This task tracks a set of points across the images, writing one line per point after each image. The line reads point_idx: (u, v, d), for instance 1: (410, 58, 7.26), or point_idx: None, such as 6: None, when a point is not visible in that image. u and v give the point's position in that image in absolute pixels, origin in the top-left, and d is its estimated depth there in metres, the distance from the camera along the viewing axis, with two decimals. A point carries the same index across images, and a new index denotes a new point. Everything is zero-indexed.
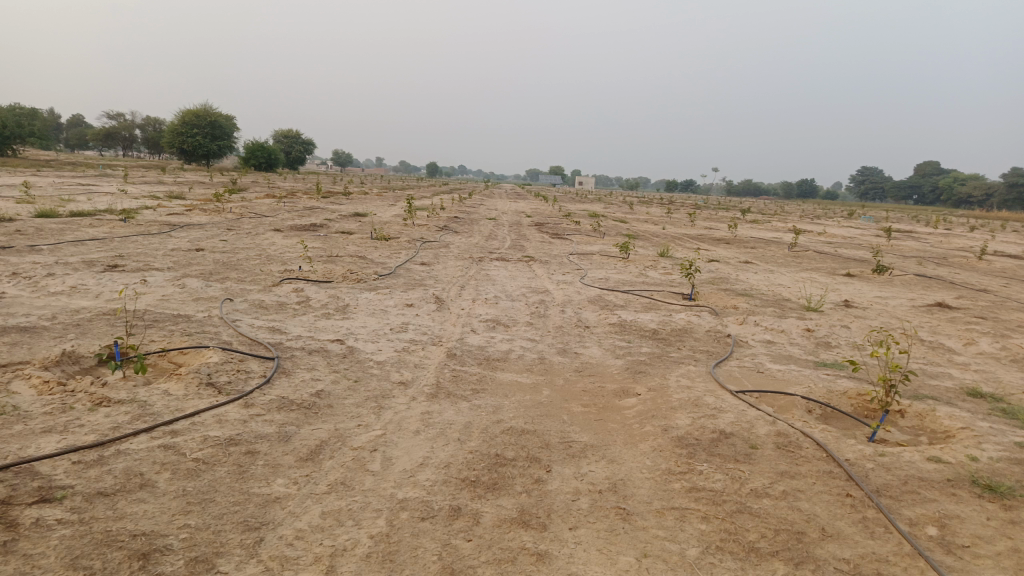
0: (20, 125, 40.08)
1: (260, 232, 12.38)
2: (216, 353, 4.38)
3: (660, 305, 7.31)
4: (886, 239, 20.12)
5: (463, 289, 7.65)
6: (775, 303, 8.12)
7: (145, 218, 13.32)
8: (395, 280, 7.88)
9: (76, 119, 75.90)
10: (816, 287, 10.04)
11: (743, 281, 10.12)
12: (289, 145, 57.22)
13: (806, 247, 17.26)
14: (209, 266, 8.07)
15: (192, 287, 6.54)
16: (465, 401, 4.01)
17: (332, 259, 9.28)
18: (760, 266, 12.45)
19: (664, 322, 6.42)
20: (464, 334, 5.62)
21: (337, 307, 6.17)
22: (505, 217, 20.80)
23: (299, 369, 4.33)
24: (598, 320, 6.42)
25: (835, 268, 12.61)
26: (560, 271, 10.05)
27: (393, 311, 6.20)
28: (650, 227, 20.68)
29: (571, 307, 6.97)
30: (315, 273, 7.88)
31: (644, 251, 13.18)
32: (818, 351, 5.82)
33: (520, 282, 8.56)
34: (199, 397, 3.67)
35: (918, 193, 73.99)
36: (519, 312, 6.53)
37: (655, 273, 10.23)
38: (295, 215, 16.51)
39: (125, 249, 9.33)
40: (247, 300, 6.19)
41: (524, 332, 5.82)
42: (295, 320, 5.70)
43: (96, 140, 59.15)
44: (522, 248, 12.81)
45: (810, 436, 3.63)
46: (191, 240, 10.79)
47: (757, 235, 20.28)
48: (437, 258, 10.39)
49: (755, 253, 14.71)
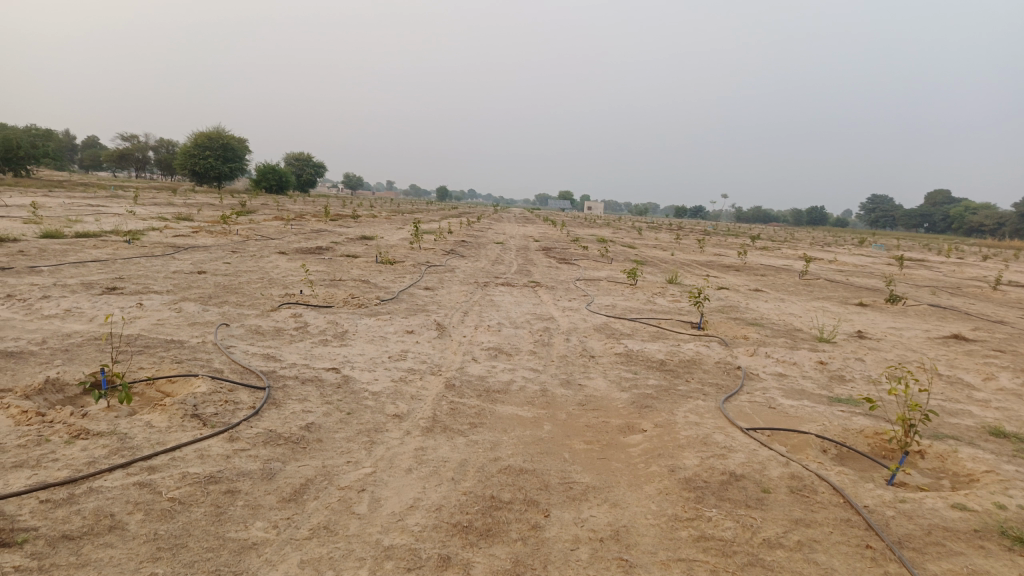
0: (36, 145, 40.52)
1: (265, 255, 12.30)
2: (204, 382, 4.22)
3: (668, 333, 7.13)
4: (898, 268, 19.87)
5: (466, 315, 7.49)
6: (786, 333, 7.92)
7: (150, 240, 13.27)
8: (398, 306, 7.73)
9: (91, 141, 76.79)
10: (828, 317, 9.83)
11: (753, 310, 9.93)
12: (299, 167, 57.60)
13: (817, 274, 17.05)
14: (209, 289, 7.95)
15: (189, 311, 6.41)
16: (462, 436, 3.83)
17: (335, 283, 9.16)
18: (771, 294, 12.25)
19: (672, 352, 6.23)
20: (465, 363, 5.45)
21: (335, 334, 6.02)
22: (512, 241, 20.70)
23: (290, 400, 4.17)
24: (604, 349, 6.24)
25: (847, 297, 12.39)
26: (566, 297, 9.89)
27: (393, 338, 6.05)
28: (659, 253, 20.52)
29: (576, 335, 6.79)
30: (316, 297, 7.75)
31: (652, 278, 13.02)
32: (832, 385, 5.61)
33: (525, 309, 8.39)
34: (182, 430, 3.51)
35: (929, 221, 73.58)
36: (523, 340, 6.36)
37: (663, 301, 10.04)
38: (302, 238, 16.45)
39: (126, 270, 9.24)
40: (244, 326, 6.05)
41: (527, 362, 5.65)
42: (291, 346, 5.55)
43: (110, 161, 59.74)
44: (529, 273, 12.66)
45: (826, 480, 3.43)
46: (194, 262, 10.69)
47: (767, 262, 20.08)
48: (441, 283, 10.26)
49: (765, 281, 14.51)
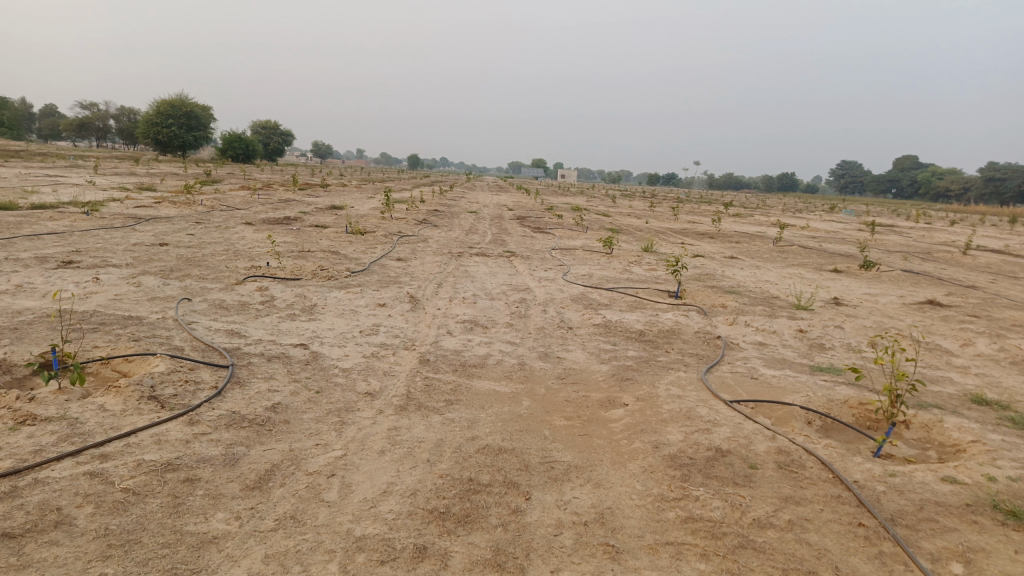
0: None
1: (232, 226, 11.93)
2: (163, 361, 3.99)
3: (646, 303, 7.00)
4: (869, 233, 19.99)
5: (440, 287, 7.29)
6: (764, 301, 7.85)
7: (110, 211, 12.79)
8: (369, 277, 7.50)
9: (49, 110, 74.33)
10: (804, 284, 9.80)
11: (729, 277, 9.86)
12: (266, 136, 56.35)
13: (790, 241, 17.09)
14: (171, 263, 7.64)
15: (149, 285, 6.13)
16: (437, 415, 3.66)
17: (304, 254, 8.88)
18: (746, 262, 12.21)
19: (651, 322, 6.11)
20: (439, 337, 5.27)
21: (304, 307, 5.79)
22: (486, 210, 20.46)
23: (255, 379, 3.96)
24: (582, 320, 6.10)
25: (821, 264, 12.39)
26: (541, 267, 9.72)
27: (364, 311, 5.84)
28: (634, 221, 20.43)
29: (553, 306, 6.64)
30: (284, 270, 7.49)
31: (627, 246, 12.90)
32: (813, 354, 5.54)
33: (500, 279, 8.21)
34: (138, 414, 3.29)
35: (897, 187, 74.47)
36: (498, 312, 6.19)
37: (639, 270, 9.92)
38: (269, 208, 16.02)
39: (84, 244, 8.86)
40: (207, 300, 5.79)
41: (504, 334, 5.49)
42: (257, 322, 5.32)
43: (70, 130, 57.89)
44: (503, 242, 12.45)
45: (813, 454, 3.33)
46: (157, 234, 10.31)
47: (741, 230, 20.07)
48: (414, 254, 10.02)
49: (740, 248, 14.49)
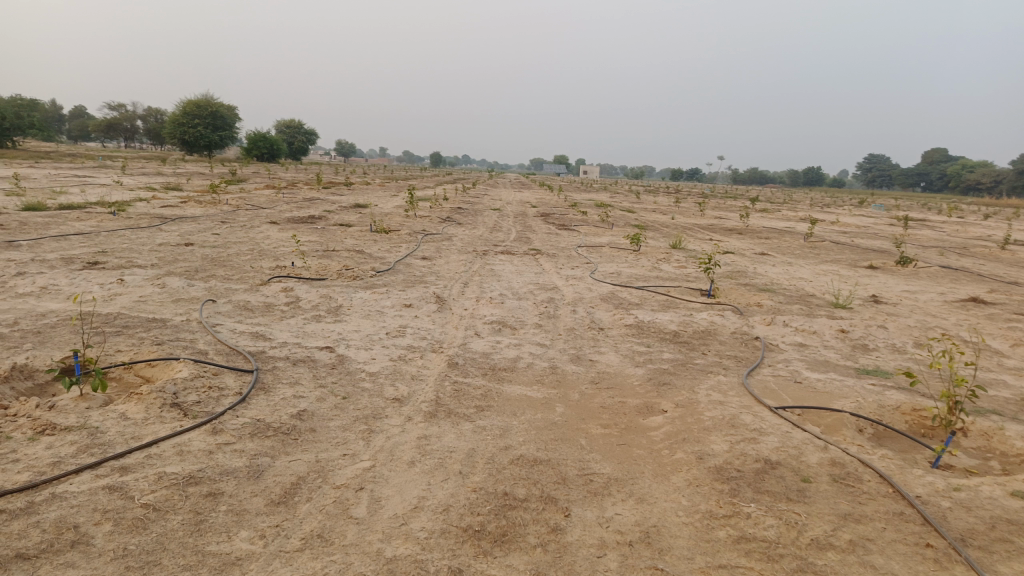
0: (21, 115, 39.64)
1: (256, 225, 11.89)
2: (187, 366, 3.88)
3: (678, 302, 6.80)
4: (902, 228, 19.51)
5: (467, 286, 7.14)
6: (800, 300, 7.59)
7: (137, 211, 12.83)
8: (394, 277, 7.38)
9: (78, 112, 75.52)
10: (839, 281, 9.52)
11: (762, 275, 9.60)
12: (290, 135, 56.73)
13: (822, 236, 16.75)
14: (195, 263, 7.57)
15: (173, 286, 6.05)
16: (468, 422, 3.50)
17: (328, 253, 8.79)
18: (778, 258, 11.92)
19: (685, 323, 5.91)
20: (467, 339, 5.12)
21: (329, 309, 5.67)
22: (510, 207, 20.29)
23: (279, 384, 3.84)
24: (613, 321, 5.91)
25: (856, 260, 12.08)
26: (568, 264, 9.55)
27: (390, 312, 5.71)
28: (660, 217, 20.16)
29: (582, 305, 6.46)
30: (308, 269, 7.39)
31: (655, 243, 12.67)
32: (857, 356, 5.30)
33: (526, 278, 8.05)
34: (160, 422, 3.18)
35: (927, 180, 73.07)
36: (527, 312, 6.02)
37: (668, 267, 9.70)
38: (293, 207, 15.98)
39: (110, 244, 8.85)
40: (231, 302, 5.69)
41: (533, 336, 5.32)
42: (282, 324, 5.20)
43: (98, 131, 58.71)
44: (528, 240, 12.28)
45: (869, 466, 3.12)
46: (182, 234, 10.29)
47: (769, 225, 19.67)
48: (439, 252, 9.89)
49: (770, 244, 14.19)
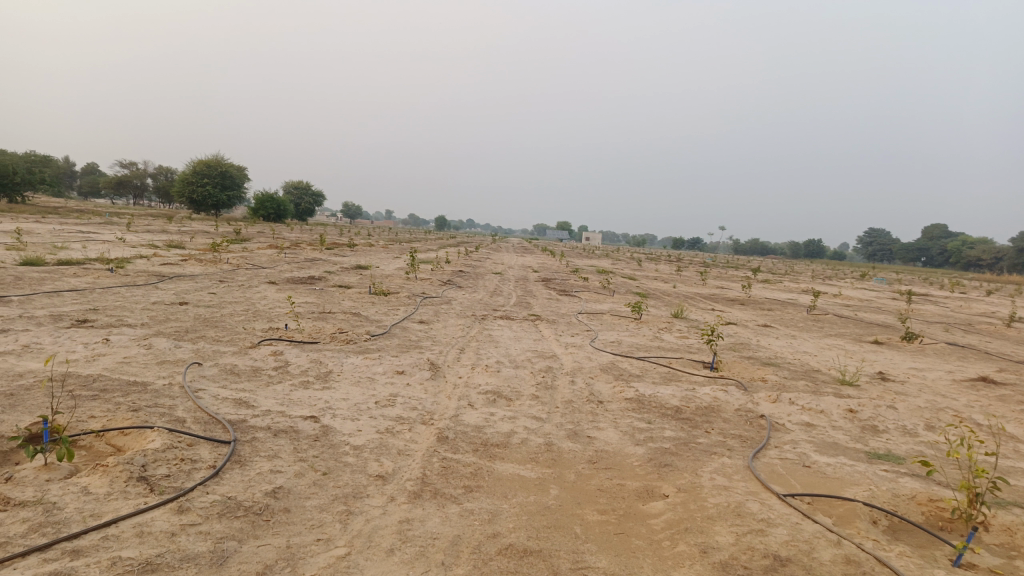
0: (32, 170, 40.22)
1: (254, 285, 11.80)
2: (161, 436, 3.67)
3: (680, 375, 6.60)
4: (906, 302, 19.40)
5: (463, 353, 6.95)
6: (806, 375, 7.38)
7: (136, 268, 12.76)
8: (389, 341, 7.20)
9: (90, 168, 76.84)
10: (844, 356, 9.32)
11: (766, 348, 9.41)
12: (298, 196, 57.50)
13: (825, 309, 16.62)
14: (186, 323, 7.42)
15: (160, 347, 5.88)
16: (455, 505, 3.27)
17: (323, 316, 8.64)
18: (781, 331, 11.75)
19: (687, 397, 5.70)
20: (460, 410, 4.90)
21: (318, 375, 5.47)
22: (511, 272, 20.27)
23: (257, 457, 3.62)
24: (612, 393, 5.70)
25: (860, 335, 11.89)
26: (568, 331, 9.38)
27: (381, 379, 5.51)
28: (662, 285, 20.08)
29: (581, 376, 6.25)
30: (302, 332, 7.23)
31: (657, 312, 12.53)
32: (867, 439, 5.06)
33: (525, 345, 7.86)
34: (124, 498, 2.95)
35: (927, 254, 73.48)
36: (524, 382, 5.81)
37: (670, 337, 9.52)
38: (294, 267, 15.94)
39: (103, 301, 8.72)
40: (218, 365, 5.50)
41: (529, 408, 5.10)
42: (268, 390, 5.00)
43: (108, 188, 59.53)
44: (528, 306, 12.14)
45: (887, 565, 2.88)
46: (177, 292, 10.18)
47: (771, 296, 19.55)
48: (437, 316, 9.74)
49: (773, 316, 14.05)
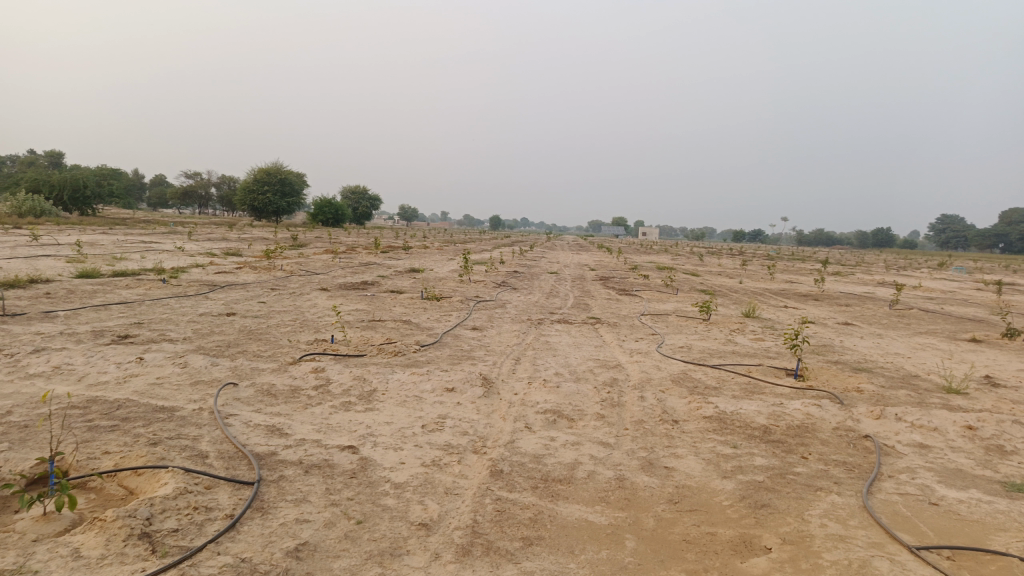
0: (101, 183, 41.56)
1: (305, 292, 11.52)
2: (175, 477, 3.21)
3: (764, 387, 5.90)
4: (996, 292, 18.02)
5: (519, 364, 6.38)
6: (905, 383, 6.56)
7: (188, 278, 12.64)
8: (439, 352, 6.70)
9: (157, 180, 79.50)
10: (943, 358, 8.41)
11: (852, 350, 8.58)
12: (355, 201, 58.09)
13: (908, 302, 15.52)
14: (229, 337, 7.06)
15: (196, 366, 5.49)
16: (511, 565, 2.71)
17: (373, 325, 8.21)
18: (865, 329, 10.84)
19: (775, 415, 5.00)
20: (517, 435, 4.34)
21: (361, 394, 4.98)
22: (567, 271, 19.65)
23: (284, 502, 3.13)
24: (688, 411, 5.04)
25: (955, 332, 10.88)
26: (632, 336, 8.74)
27: (429, 398, 4.99)
28: (728, 281, 19.14)
29: (650, 389, 5.62)
30: (347, 344, 6.79)
31: (726, 311, 11.75)
32: (996, 463, 4.29)
33: (586, 353, 7.26)
34: (120, 563, 2.48)
35: (1005, 241, 69.57)
36: (588, 399, 5.21)
37: (744, 340, 8.78)
38: (348, 273, 15.63)
39: (150, 314, 8.49)
40: (254, 385, 5.07)
41: (595, 432, 4.50)
42: (304, 414, 4.53)
43: (174, 199, 61.28)
44: (587, 307, 11.51)
45: None
46: (227, 302, 9.94)
47: (846, 290, 18.40)
48: (491, 321, 9.22)
49: (852, 312, 13.10)
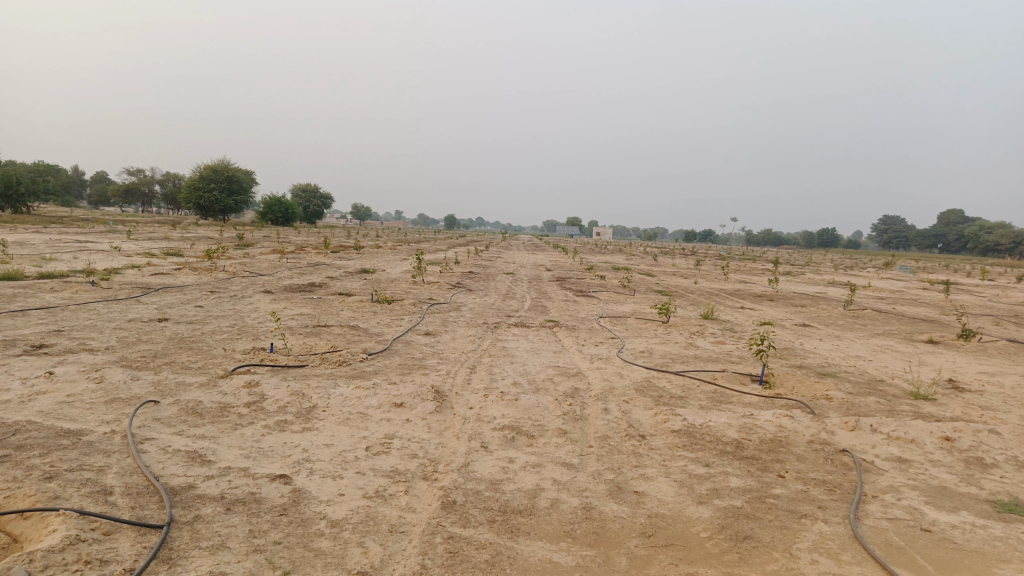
0: (37, 180, 39.67)
1: (247, 295, 10.89)
2: (67, 522, 2.71)
3: (732, 396, 5.61)
4: (944, 292, 18.35)
5: (474, 373, 5.97)
6: (872, 390, 6.37)
7: (122, 281, 11.87)
8: (388, 362, 6.25)
9: (98, 177, 76.66)
10: (903, 360, 8.31)
11: (814, 353, 8.41)
12: (306, 199, 56.83)
13: (861, 302, 15.62)
14: (157, 346, 6.48)
15: (113, 382, 4.92)
16: None
17: (317, 331, 7.71)
18: (824, 330, 10.75)
19: (746, 427, 4.71)
20: (472, 456, 3.94)
21: (298, 412, 4.51)
22: (523, 271, 19.38)
23: (199, 550, 2.67)
24: (655, 425, 4.71)
25: (911, 333, 10.86)
26: (591, 340, 8.43)
27: (375, 415, 4.55)
28: (684, 281, 19.09)
29: (614, 400, 5.28)
30: (288, 353, 6.29)
31: (685, 313, 11.54)
32: (980, 478, 4.05)
33: (544, 359, 6.89)
34: None
35: (944, 241, 71.94)
36: (548, 413, 4.83)
37: (705, 343, 8.55)
38: (295, 275, 14.99)
39: (72, 321, 7.81)
40: (177, 403, 4.56)
41: (557, 451, 4.13)
42: (232, 436, 4.04)
43: (116, 196, 59.02)
44: (544, 310, 11.14)
45: None
46: (161, 307, 9.28)
47: (800, 290, 18.50)
48: (445, 326, 8.79)
49: (809, 313, 13.06)
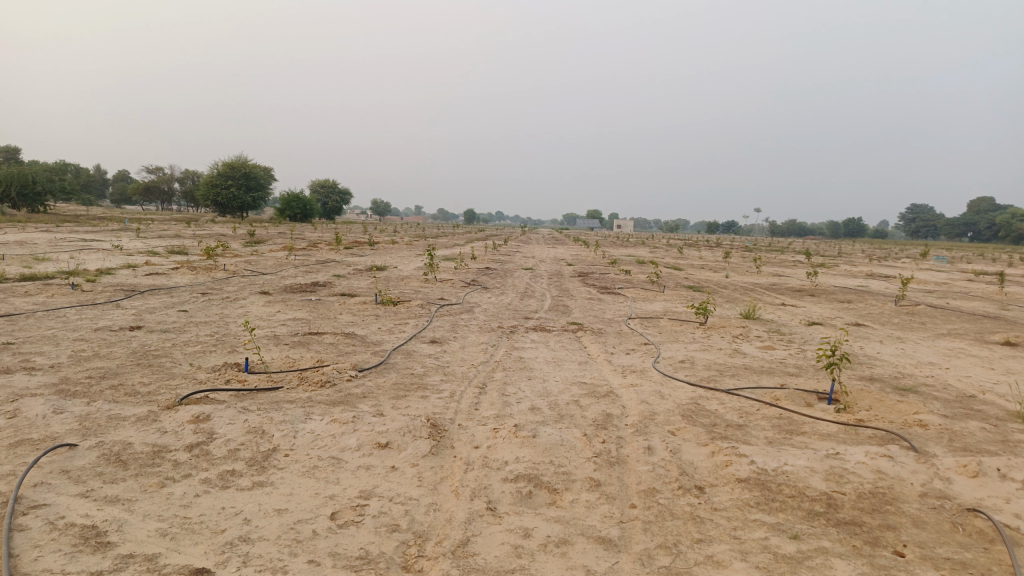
0: (54, 178, 39.11)
1: (240, 298, 9.90)
2: None
3: (805, 425, 4.50)
4: (998, 283, 16.99)
5: (483, 395, 4.91)
6: (971, 411, 5.21)
7: (109, 282, 10.90)
8: (381, 381, 5.21)
9: (119, 174, 76.86)
10: (987, 368, 7.12)
11: (880, 361, 7.24)
12: (324, 195, 56.13)
13: (911, 297, 14.38)
14: (111, 364, 5.47)
15: (28, 417, 3.91)
16: None
17: (305, 340, 6.69)
18: (881, 331, 9.57)
19: (836, 474, 3.60)
20: (474, 529, 2.89)
21: (253, 459, 3.49)
22: (543, 267, 18.30)
23: None
24: (714, 471, 3.63)
25: (981, 333, 9.63)
26: (621, 346, 7.34)
27: (352, 462, 3.51)
28: (715, 275, 17.86)
29: (658, 433, 4.19)
30: (262, 371, 5.26)
31: (723, 312, 10.40)
32: None
33: (567, 374, 5.80)
34: None
35: (975, 230, 69.83)
36: (575, 455, 3.76)
37: (753, 349, 7.43)
38: (300, 273, 14.03)
39: (29, 331, 6.85)
40: (99, 447, 3.54)
41: (590, 516, 3.06)
42: (154, 499, 3.02)
43: (135, 193, 58.66)
44: (566, 310, 10.04)
45: None
46: (140, 313, 8.31)
47: (840, 283, 17.27)
48: (455, 332, 7.75)
49: (859, 310, 11.86)
